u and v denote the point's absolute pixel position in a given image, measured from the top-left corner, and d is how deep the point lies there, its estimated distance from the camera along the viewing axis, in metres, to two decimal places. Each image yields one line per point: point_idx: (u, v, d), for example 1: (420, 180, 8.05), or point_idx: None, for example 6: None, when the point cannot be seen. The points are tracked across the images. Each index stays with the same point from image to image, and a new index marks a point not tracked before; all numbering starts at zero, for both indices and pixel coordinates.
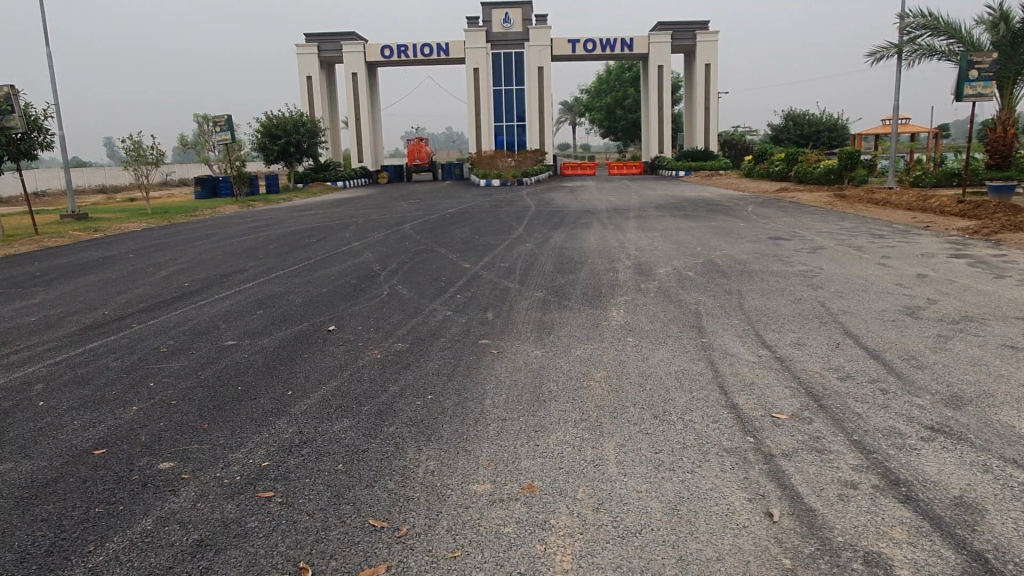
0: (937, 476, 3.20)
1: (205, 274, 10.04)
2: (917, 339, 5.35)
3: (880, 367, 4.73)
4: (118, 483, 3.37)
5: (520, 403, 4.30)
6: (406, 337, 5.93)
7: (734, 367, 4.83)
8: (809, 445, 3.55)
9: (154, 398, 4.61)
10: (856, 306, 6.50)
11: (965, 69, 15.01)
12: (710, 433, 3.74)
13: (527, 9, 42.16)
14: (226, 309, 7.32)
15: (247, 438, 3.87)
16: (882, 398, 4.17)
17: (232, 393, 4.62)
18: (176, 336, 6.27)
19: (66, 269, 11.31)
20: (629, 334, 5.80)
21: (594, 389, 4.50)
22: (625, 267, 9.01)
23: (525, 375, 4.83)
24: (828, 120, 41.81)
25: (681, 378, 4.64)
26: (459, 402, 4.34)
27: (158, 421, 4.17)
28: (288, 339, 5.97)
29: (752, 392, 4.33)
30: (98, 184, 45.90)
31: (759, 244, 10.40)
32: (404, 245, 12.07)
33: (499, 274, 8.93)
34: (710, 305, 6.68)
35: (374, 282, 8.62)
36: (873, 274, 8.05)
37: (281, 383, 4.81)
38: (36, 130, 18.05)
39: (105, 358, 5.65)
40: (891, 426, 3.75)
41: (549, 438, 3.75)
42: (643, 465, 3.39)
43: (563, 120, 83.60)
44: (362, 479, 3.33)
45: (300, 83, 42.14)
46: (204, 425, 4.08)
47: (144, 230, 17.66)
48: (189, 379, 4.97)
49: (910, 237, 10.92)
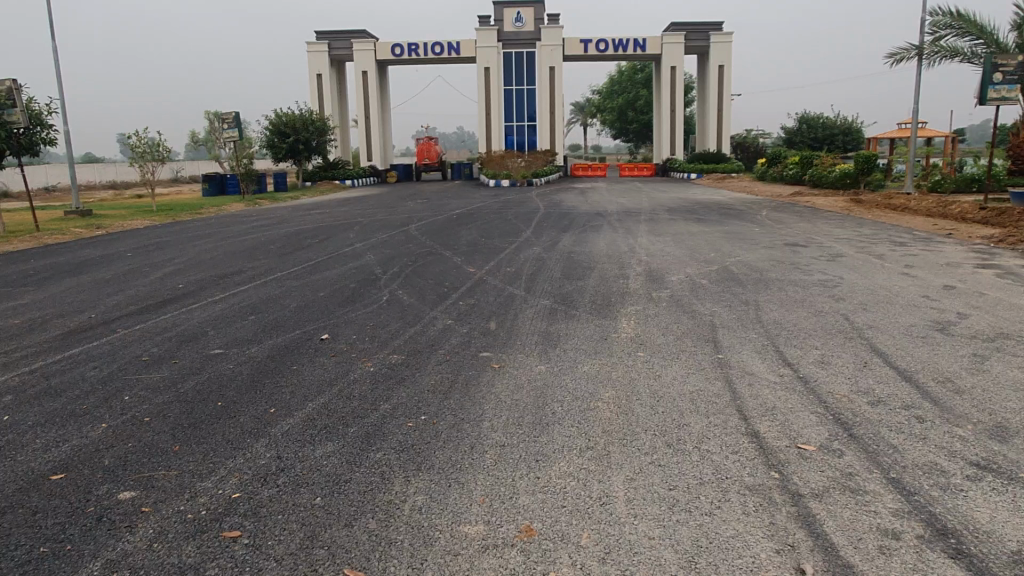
0: (990, 524, 2.83)
1: (202, 275, 9.70)
2: (952, 360, 4.94)
3: (915, 392, 4.33)
4: (71, 516, 3.03)
5: (520, 427, 3.94)
6: (402, 348, 5.57)
7: (753, 390, 4.44)
8: (842, 485, 3.18)
9: (126, 414, 4.26)
10: (882, 320, 6.12)
11: (989, 72, 14.57)
12: (731, 466, 3.38)
13: (539, 8, 41.75)
14: (216, 315, 6.96)
15: (218, 463, 3.52)
16: (919, 429, 3.77)
17: (209, 411, 4.27)
18: (161, 344, 5.90)
19: (62, 268, 11.01)
20: (640, 349, 5.41)
21: (601, 411, 4.14)
22: (636, 274, 8.62)
23: (527, 394, 4.45)
24: (843, 123, 41.29)
25: (696, 400, 4.27)
26: (454, 426, 3.97)
27: (127, 443, 3.82)
28: (278, 349, 5.61)
29: (775, 420, 3.94)
30: (108, 181, 45.75)
31: (776, 251, 10.00)
32: (409, 247, 11.72)
33: (504, 280, 8.57)
34: (725, 317, 6.30)
35: (374, 286, 8.25)
36: (898, 285, 7.63)
37: (263, 399, 4.45)
38: (39, 126, 17.79)
39: (83, 368, 5.29)
40: (932, 462, 3.38)
41: (551, 470, 3.39)
42: (654, 506, 3.02)
43: (574, 122, 83.29)
44: (341, 517, 2.98)
45: (310, 82, 41.74)
46: (175, 447, 3.73)
47: (144, 229, 17.33)
48: (167, 394, 4.61)
49: (933, 245, 10.50)
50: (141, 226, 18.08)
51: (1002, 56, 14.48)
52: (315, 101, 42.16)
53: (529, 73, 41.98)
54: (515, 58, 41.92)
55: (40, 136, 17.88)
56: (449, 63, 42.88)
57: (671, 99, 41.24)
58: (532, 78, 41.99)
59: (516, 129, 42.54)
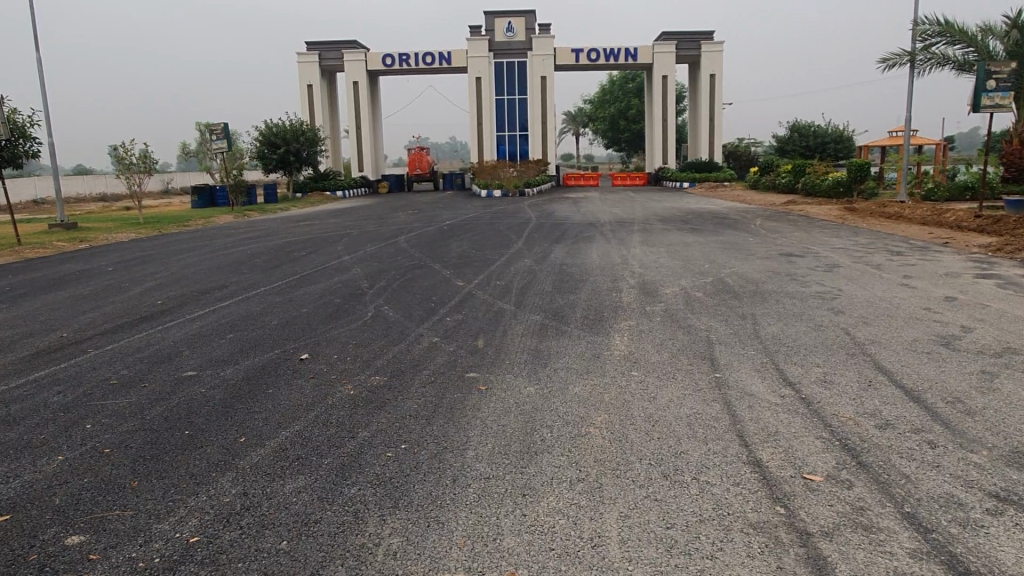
0: (1017, 567, 2.59)
1: (182, 290, 9.42)
2: (959, 377, 4.71)
3: (924, 413, 4.09)
4: (10, 566, 2.77)
5: (507, 456, 3.68)
6: (386, 369, 5.31)
7: (753, 412, 4.19)
8: (853, 521, 2.94)
9: (85, 445, 3.99)
10: (884, 334, 5.89)
11: (982, 79, 14.42)
12: (734, 500, 3.13)
13: (530, 18, 41.62)
14: (193, 333, 6.68)
15: (178, 501, 3.26)
16: (932, 455, 3.53)
17: (175, 441, 4.00)
18: (132, 365, 5.65)
19: (40, 283, 10.72)
20: (633, 367, 5.18)
21: (592, 437, 3.89)
22: (629, 287, 8.37)
23: (515, 419, 4.20)
24: (835, 132, 41.31)
25: (694, 425, 4.02)
26: (436, 454, 3.72)
27: (83, 478, 3.55)
28: (254, 370, 5.36)
29: (777, 446, 3.69)
30: (97, 193, 45.40)
31: (772, 262, 9.78)
32: (397, 260, 11.46)
33: (494, 294, 8.32)
34: (721, 333, 6.05)
35: (358, 302, 7.99)
36: (899, 296, 7.42)
37: (234, 427, 4.19)
38: (21, 138, 17.47)
39: (47, 392, 5.02)
40: (948, 494, 3.14)
41: (538, 506, 3.14)
42: (651, 548, 2.77)
43: (565, 131, 83.18)
44: (306, 566, 2.71)
45: (301, 92, 41.50)
46: (133, 483, 3.47)
47: (129, 241, 17.02)
48: (132, 422, 4.34)
49: (930, 254, 10.30)
50: (126, 239, 17.76)
51: (996, 64, 14.34)
52: (306, 111, 41.96)
53: (520, 83, 41.81)
54: (506, 68, 41.75)
55: (23, 148, 17.57)
56: (440, 73, 42.67)
57: (663, 108, 41.16)
58: (523, 88, 41.77)
59: (507, 138, 42.38)
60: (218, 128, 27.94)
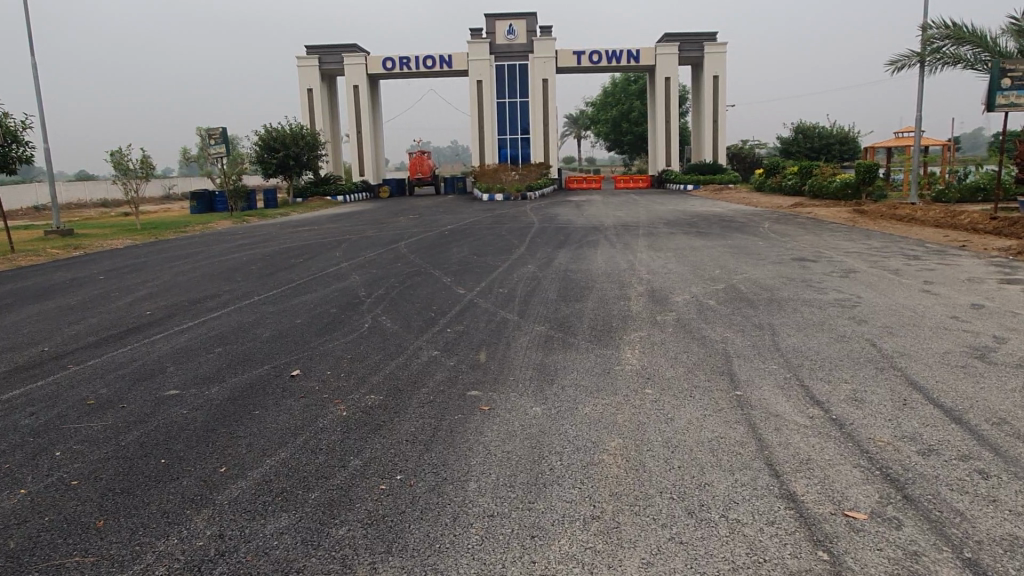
0: None
1: (174, 299, 9.09)
2: (1000, 395, 4.35)
3: (969, 437, 3.73)
4: None
5: (514, 488, 3.33)
6: (382, 386, 4.96)
7: (782, 436, 3.84)
8: (908, 571, 2.58)
9: (51, 477, 3.63)
10: (914, 346, 5.53)
11: (997, 77, 14.06)
12: (770, 544, 2.78)
13: (531, 21, 41.25)
14: (180, 347, 6.33)
15: (146, 545, 2.92)
16: (985, 488, 3.18)
17: (150, 471, 3.66)
18: (113, 383, 5.31)
19: (27, 292, 10.39)
20: (647, 384, 4.83)
21: (607, 467, 3.53)
22: (638, 294, 8.03)
23: (522, 445, 3.84)
24: (840, 132, 40.91)
25: (717, 451, 3.66)
26: (435, 487, 3.38)
27: (44, 516, 3.21)
28: (241, 389, 5.01)
29: (813, 476, 3.35)
30: (98, 199, 45.25)
31: (786, 267, 9.42)
32: (396, 266, 11.11)
33: (496, 302, 7.99)
34: (739, 345, 5.70)
35: (355, 312, 7.66)
36: (922, 303, 7.07)
37: (213, 454, 3.84)
38: (13, 142, 17.13)
39: (19, 414, 4.69)
40: (1012, 535, 2.78)
41: (548, 551, 2.78)
42: None
43: (568, 134, 82.91)
44: None
45: (301, 97, 41.15)
46: (99, 522, 3.13)
47: (124, 248, 16.71)
48: (105, 448, 4.00)
49: (950, 258, 9.94)
50: (122, 246, 17.44)
51: (1011, 61, 13.98)
52: (306, 117, 41.41)
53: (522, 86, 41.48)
54: (507, 71, 41.41)
55: (16, 153, 17.21)
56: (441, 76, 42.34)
57: (667, 109, 40.81)
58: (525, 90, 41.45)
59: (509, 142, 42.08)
60: (217, 133, 27.48)
